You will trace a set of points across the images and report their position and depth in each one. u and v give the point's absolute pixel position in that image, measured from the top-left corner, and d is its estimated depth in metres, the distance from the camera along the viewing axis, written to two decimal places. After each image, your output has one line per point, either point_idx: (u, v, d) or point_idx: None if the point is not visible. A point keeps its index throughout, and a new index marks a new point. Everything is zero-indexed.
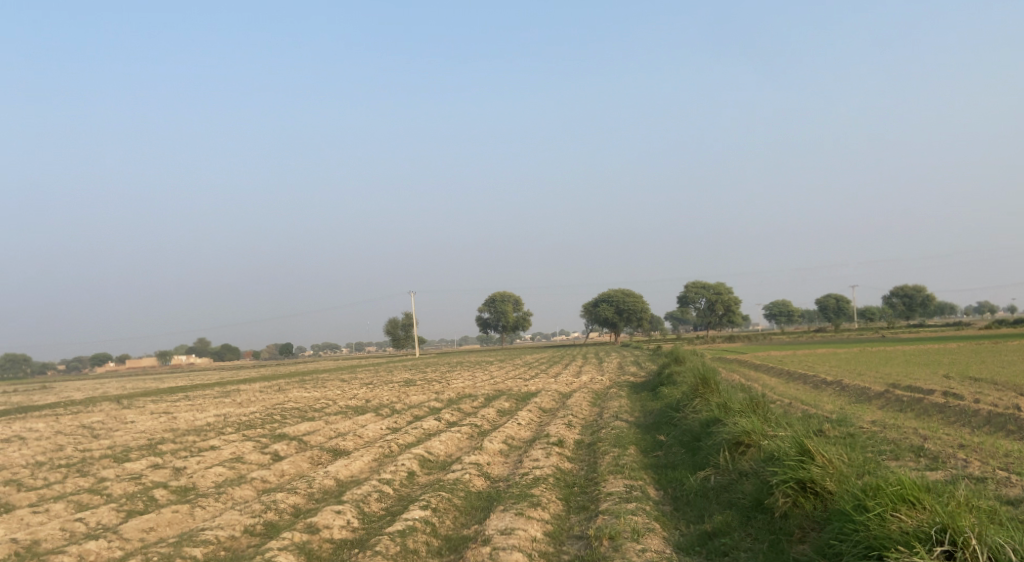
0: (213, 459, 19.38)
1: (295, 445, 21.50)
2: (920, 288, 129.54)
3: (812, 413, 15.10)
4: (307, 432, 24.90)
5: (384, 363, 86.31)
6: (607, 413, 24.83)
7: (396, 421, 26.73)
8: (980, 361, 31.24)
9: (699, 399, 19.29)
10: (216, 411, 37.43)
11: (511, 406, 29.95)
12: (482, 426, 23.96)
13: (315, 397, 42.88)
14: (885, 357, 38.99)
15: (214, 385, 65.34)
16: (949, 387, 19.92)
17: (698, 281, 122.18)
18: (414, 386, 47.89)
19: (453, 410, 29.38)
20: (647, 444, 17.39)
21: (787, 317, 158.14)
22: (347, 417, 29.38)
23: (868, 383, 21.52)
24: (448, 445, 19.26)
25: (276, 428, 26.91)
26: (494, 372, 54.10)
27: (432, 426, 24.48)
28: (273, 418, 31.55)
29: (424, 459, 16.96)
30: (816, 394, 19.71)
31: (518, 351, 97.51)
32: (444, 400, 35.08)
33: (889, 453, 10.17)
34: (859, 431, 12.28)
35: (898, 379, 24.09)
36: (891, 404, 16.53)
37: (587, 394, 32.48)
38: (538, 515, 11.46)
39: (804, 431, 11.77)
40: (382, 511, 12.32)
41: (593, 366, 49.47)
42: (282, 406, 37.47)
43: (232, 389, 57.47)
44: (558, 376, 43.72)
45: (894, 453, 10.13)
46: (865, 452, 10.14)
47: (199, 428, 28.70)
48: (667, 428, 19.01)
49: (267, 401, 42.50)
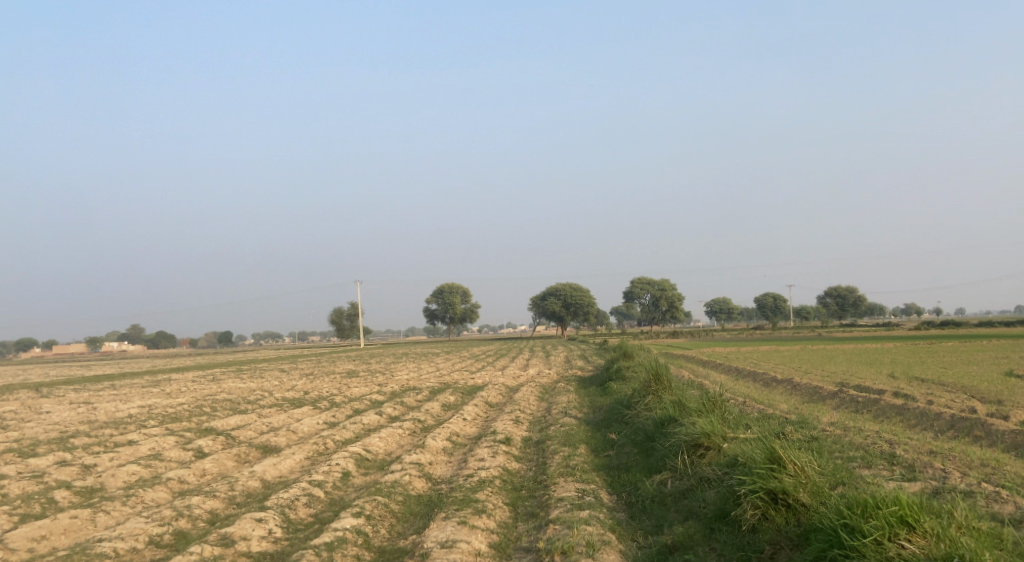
0: (129, 456, 18.14)
1: (223, 440, 20.16)
2: (853, 289, 132.46)
3: (770, 413, 14.39)
4: (238, 426, 23.51)
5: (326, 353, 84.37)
6: (555, 408, 23.96)
7: (333, 415, 25.46)
8: (921, 361, 31.27)
9: (651, 396, 18.56)
10: (142, 401, 35.50)
11: (456, 400, 28.92)
12: (424, 422, 22.88)
13: (250, 388, 41.17)
14: (827, 355, 39.07)
15: (145, 374, 62.70)
16: (899, 387, 19.54)
17: (643, 277, 122.82)
18: (355, 378, 46.44)
19: (395, 403, 28.23)
20: (598, 444, 16.54)
21: (728, 314, 160.42)
22: (282, 411, 27.97)
23: (819, 382, 21.08)
24: (387, 442, 18.18)
25: (204, 421, 25.41)
26: (439, 365, 52.99)
27: (372, 421, 23.32)
28: (202, 410, 29.93)
29: (360, 458, 15.84)
30: (767, 392, 19.13)
31: (464, 344, 96.44)
32: (386, 393, 33.85)
33: (861, 458, 9.49)
34: (824, 433, 11.58)
35: (845, 378, 23.77)
36: (847, 403, 15.97)
37: (533, 388, 31.66)
38: (482, 524, 10.49)
39: (768, 434, 11.02)
40: (310, 518, 11.34)
41: (540, 360, 48.73)
42: (213, 398, 35.79)
43: (164, 379, 55.16)
44: (503, 370, 42.82)
45: (866, 458, 9.45)
46: (836, 458, 9.43)
47: (120, 420, 26.98)
48: (617, 426, 18.23)
49: (200, 392, 40.69)
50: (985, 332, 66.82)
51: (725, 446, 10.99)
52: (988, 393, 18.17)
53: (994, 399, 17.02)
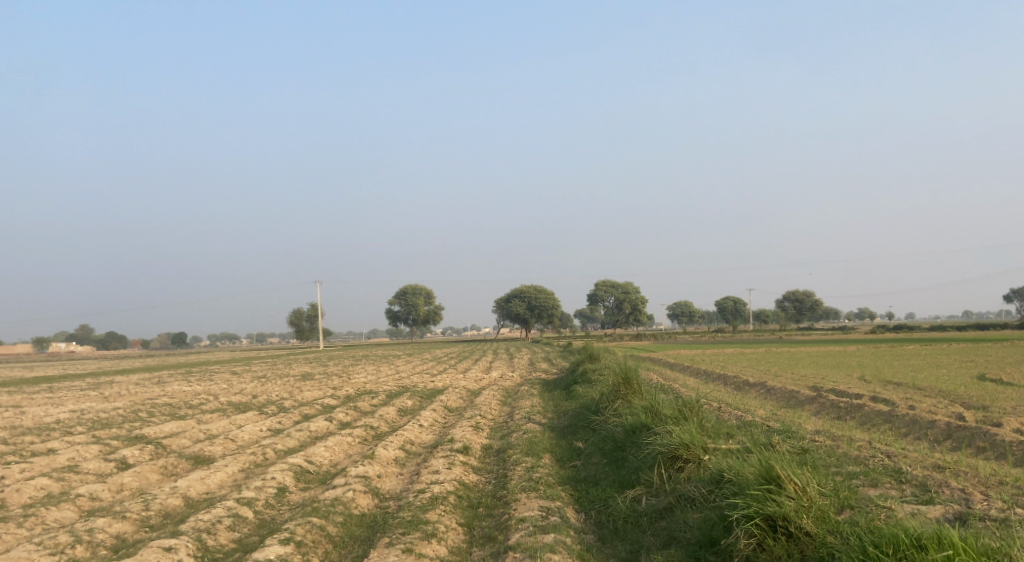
0: (42, 467, 16.42)
1: (151, 450, 18.45)
2: (810, 292, 133.24)
3: (751, 419, 13.15)
4: (173, 434, 21.77)
5: (284, 355, 82.04)
6: (517, 414, 22.59)
7: (280, 421, 23.78)
8: (891, 364, 30.48)
9: (620, 401, 17.27)
10: (78, 405, 33.43)
11: (412, 405, 27.43)
12: (377, 428, 21.35)
13: (196, 391, 39.12)
14: (796, 358, 38.25)
15: (90, 376, 60.04)
16: (876, 391, 18.53)
17: (606, 280, 122.19)
18: (310, 381, 44.61)
19: (348, 408, 26.65)
20: (564, 453, 15.19)
21: (689, 317, 160.83)
22: (225, 416, 26.20)
23: (793, 386, 20.00)
24: (333, 452, 16.62)
25: (138, 428, 23.58)
26: (399, 367, 51.37)
27: (320, 428, 21.70)
28: (139, 415, 28.05)
29: (300, 471, 14.29)
30: (741, 397, 17.96)
31: (425, 346, 94.63)
32: (339, 397, 32.17)
33: (865, 474, 8.29)
34: (818, 443, 10.36)
35: (819, 381, 22.76)
36: (828, 408, 14.82)
37: (495, 392, 30.26)
38: (431, 553, 9.12)
39: (756, 446, 9.77)
40: (231, 544, 9.87)
41: (504, 362, 47.35)
42: (155, 401, 33.81)
43: (108, 381, 52.69)
44: (465, 372, 41.36)
45: (869, 475, 8.26)
46: (839, 474, 8.23)
47: (47, 426, 25.03)
48: (584, 433, 16.89)
49: (142, 395, 38.58)
50: (944, 336, 66.93)
51: (708, 460, 9.71)
52: (971, 398, 17.19)
53: (978, 405, 16.04)
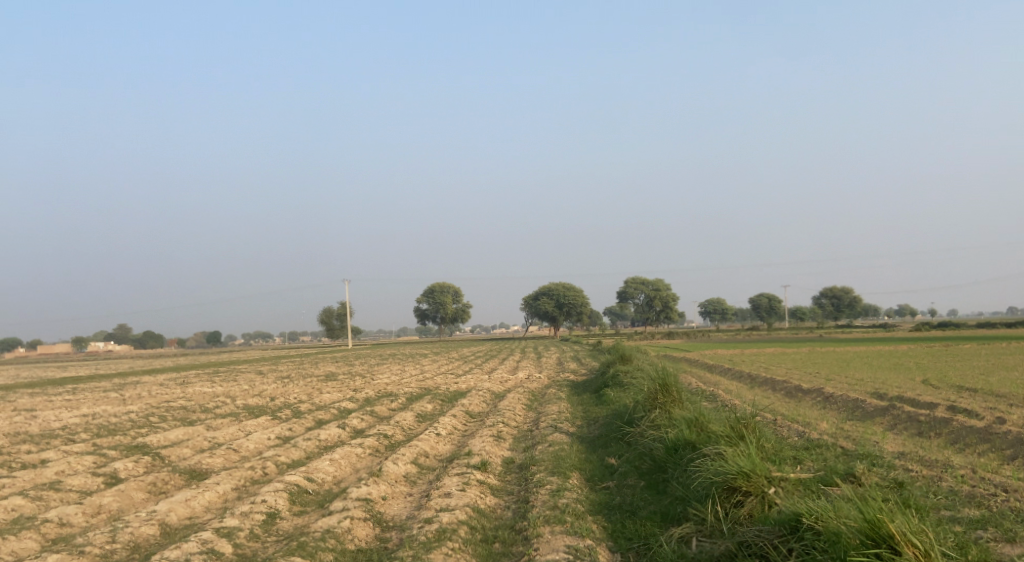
0: (24, 483, 14.96)
1: (146, 462, 16.92)
2: (847, 289, 129.59)
3: (815, 438, 11.17)
4: (176, 442, 20.30)
5: (312, 354, 81.18)
6: (544, 421, 20.79)
7: (291, 428, 22.18)
8: (950, 366, 28.16)
9: (658, 412, 15.39)
10: (90, 408, 32.22)
11: (433, 409, 25.79)
12: (392, 437, 19.65)
13: (215, 393, 37.90)
14: (841, 359, 36.01)
15: (114, 376, 59.33)
16: (952, 400, 16.35)
17: (636, 278, 119.97)
18: (332, 382, 43.23)
19: (365, 413, 25.05)
20: (596, 471, 13.37)
21: (721, 315, 157.69)
22: (236, 421, 24.71)
23: (852, 393, 17.93)
24: (337, 466, 14.95)
25: (142, 435, 22.17)
26: (425, 367, 49.90)
27: (331, 436, 20.05)
28: (148, 419, 26.70)
29: (296, 492, 12.65)
30: (796, 407, 15.96)
31: (453, 344, 93.14)
32: (358, 400, 30.55)
33: (991, 534, 6.40)
34: (911, 474, 8.39)
35: (876, 386, 20.67)
36: (905, 423, 12.74)
37: (521, 395, 28.48)
38: None
39: (837, 483, 7.96)
40: None
41: (532, 362, 45.62)
42: (169, 404, 32.49)
43: (131, 381, 51.83)
44: (491, 373, 39.64)
45: (1006, 532, 6.41)
46: (957, 531, 6.34)
47: (49, 432, 23.71)
48: (617, 447, 15.05)
49: (160, 397, 37.46)
50: (995, 334, 63.70)
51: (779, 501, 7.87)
52: None
53: None
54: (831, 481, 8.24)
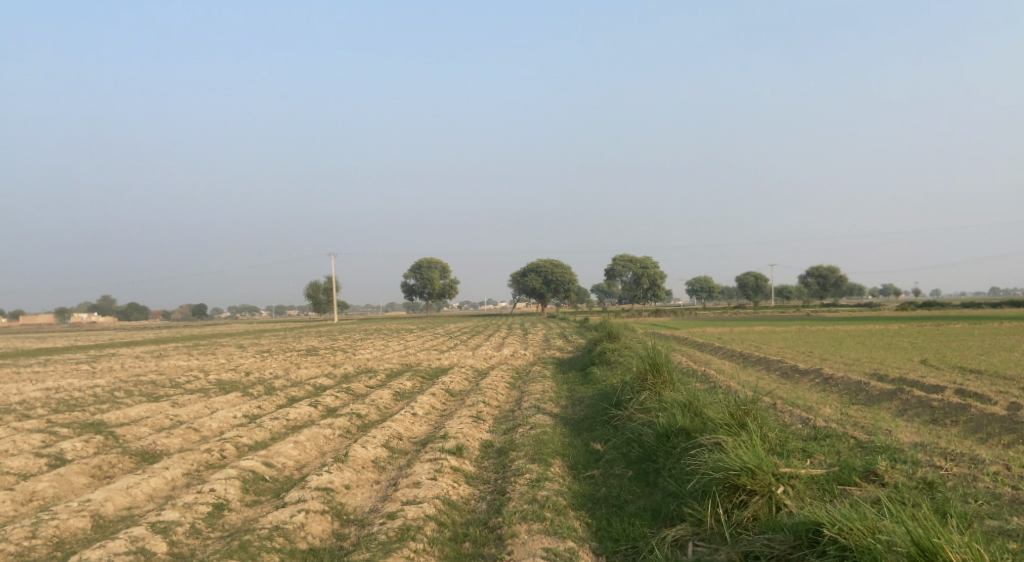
0: None
1: (97, 442, 15.72)
2: (834, 268, 128.61)
3: (822, 426, 10.09)
4: (135, 420, 19.09)
5: (296, 328, 80.01)
6: (526, 400, 19.72)
7: (259, 406, 20.99)
8: (948, 346, 27.22)
9: (647, 393, 14.34)
10: (55, 382, 30.87)
11: (412, 387, 24.67)
12: (365, 417, 18.50)
13: (188, 367, 36.60)
14: (834, 338, 35.07)
15: (91, 347, 57.80)
16: (959, 383, 15.33)
17: (625, 255, 118.98)
18: (313, 356, 42.04)
19: (340, 390, 23.91)
20: (580, 459, 12.26)
21: (708, 293, 157.04)
22: (204, 398, 23.52)
23: (853, 374, 16.89)
24: (301, 450, 13.80)
25: (101, 411, 20.97)
26: (409, 342, 48.77)
27: (300, 415, 18.87)
28: (113, 395, 25.43)
29: (251, 479, 11.51)
30: (795, 390, 14.91)
31: (438, 320, 92.03)
32: (335, 376, 29.39)
33: None
34: (941, 471, 7.30)
35: (875, 367, 19.67)
36: (915, 410, 11.69)
37: (504, 373, 27.37)
38: None
39: (859, 488, 6.87)
40: None
41: (518, 339, 44.53)
42: (139, 379, 31.18)
43: (107, 354, 50.51)
44: (475, 350, 38.49)
45: None
46: (1010, 558, 5.30)
47: (5, 407, 22.44)
48: (603, 431, 13.99)
49: (132, 371, 36.27)
50: (985, 314, 62.46)
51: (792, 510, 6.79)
52: None
53: None
54: (850, 480, 7.14)
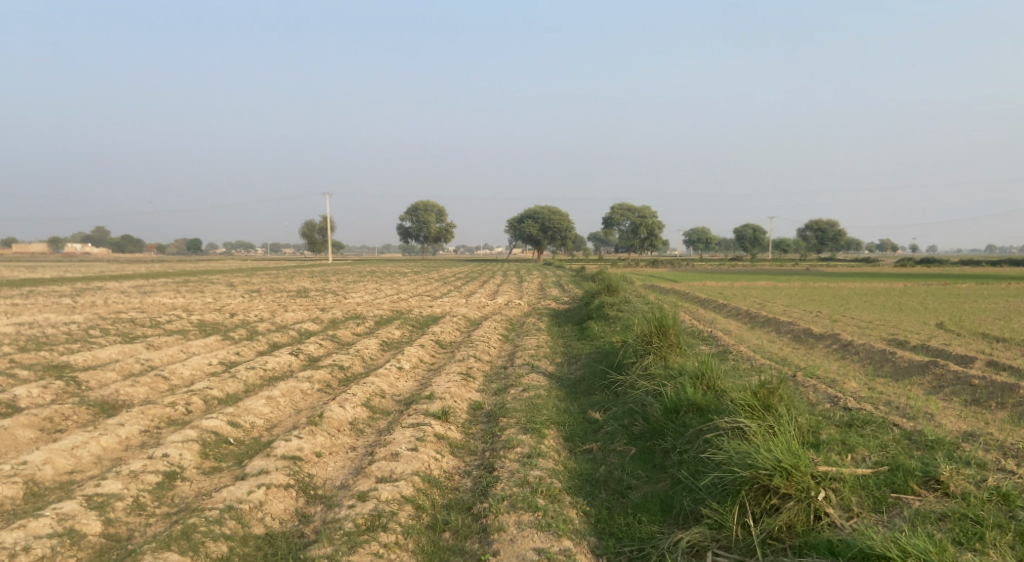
0: None
1: (56, 388, 14.48)
2: (833, 223, 127.20)
3: (855, 408, 8.91)
4: (103, 364, 17.87)
5: (289, 267, 78.68)
6: (520, 356, 18.60)
7: (238, 352, 19.77)
8: (960, 309, 26.10)
9: (651, 359, 13.16)
10: (31, 317, 29.62)
11: (401, 336, 23.52)
12: (347, 369, 17.31)
13: (173, 306, 35.34)
14: (839, 296, 33.94)
15: (77, 279, 56.48)
16: (988, 353, 14.17)
17: (624, 204, 117.36)
18: (303, 298, 40.84)
19: (325, 337, 22.75)
20: (577, 429, 11.11)
21: (704, 244, 155.77)
22: (182, 341, 22.33)
23: (873, 341, 15.73)
24: (274, 409, 12.63)
25: (70, 352, 19.76)
26: (402, 286, 47.58)
27: (280, 365, 17.72)
28: (87, 333, 24.20)
29: (214, 442, 10.36)
30: (812, 357, 13.72)
31: (434, 264, 90.59)
32: (322, 322, 28.19)
33: None
34: (1013, 478, 6.23)
35: (892, 331, 18.51)
36: (953, 388, 10.53)
37: (498, 323, 26.20)
38: None
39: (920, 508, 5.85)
40: None
41: (513, 286, 43.33)
42: (118, 316, 29.92)
43: (92, 287, 49.14)
44: (469, 297, 37.34)
45: None
46: None
47: None
48: (602, 397, 12.84)
49: (115, 307, 34.95)
50: (986, 273, 61.32)
51: (841, 534, 5.76)
52: None
53: None
54: (907, 490, 6.11)
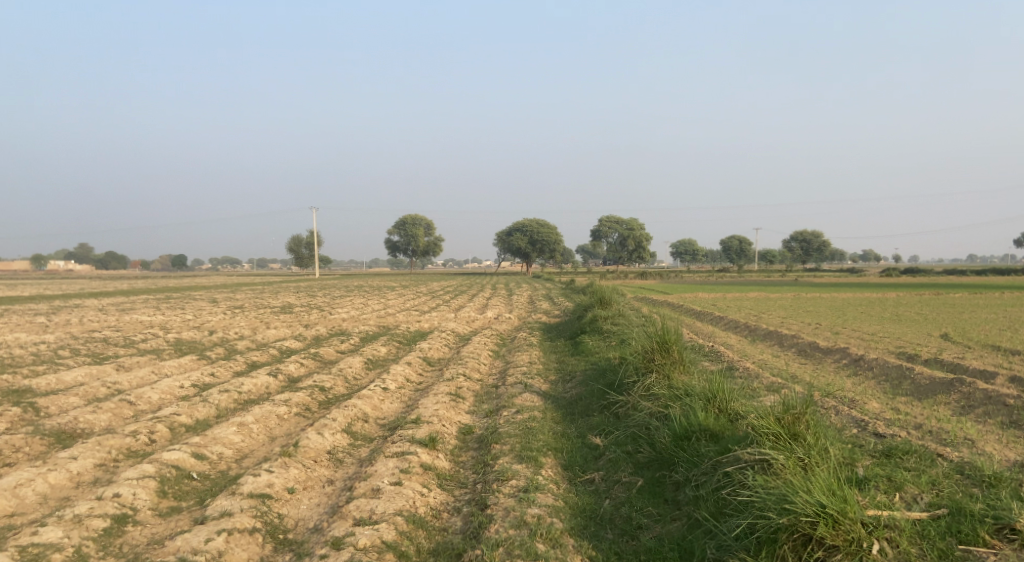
0: None
1: (12, 415, 13.41)
2: (820, 234, 126.96)
3: (889, 434, 7.95)
4: (68, 388, 16.75)
5: (275, 282, 77.40)
6: (511, 374, 17.59)
7: (213, 373, 18.67)
8: (963, 320, 25.26)
9: (654, 378, 12.16)
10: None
11: (386, 354, 22.46)
12: (328, 391, 16.26)
13: (151, 324, 34.04)
14: (835, 307, 33.06)
15: (56, 297, 54.94)
16: (1009, 367, 13.28)
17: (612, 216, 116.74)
18: (287, 314, 39.63)
19: (306, 355, 21.67)
20: (576, 457, 10.12)
21: (692, 256, 155.37)
22: (155, 361, 21.20)
23: (885, 355, 14.84)
24: (246, 438, 11.60)
25: (34, 375, 18.62)
26: (390, 301, 46.43)
27: (257, 386, 16.66)
28: (56, 354, 23.01)
29: (176, 478, 9.35)
30: (826, 374, 12.77)
31: (421, 278, 89.32)
32: (305, 339, 27.09)
33: None
34: None
35: (900, 344, 17.61)
36: (988, 409, 9.61)
37: (486, 338, 25.17)
38: None
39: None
40: None
41: (501, 300, 42.28)
42: (92, 335, 28.68)
43: (71, 305, 47.64)
44: (457, 311, 36.25)
45: None
46: None
47: None
48: (601, 419, 11.84)
49: (90, 326, 33.65)
50: (974, 283, 60.72)
51: None
52: None
53: None
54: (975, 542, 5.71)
